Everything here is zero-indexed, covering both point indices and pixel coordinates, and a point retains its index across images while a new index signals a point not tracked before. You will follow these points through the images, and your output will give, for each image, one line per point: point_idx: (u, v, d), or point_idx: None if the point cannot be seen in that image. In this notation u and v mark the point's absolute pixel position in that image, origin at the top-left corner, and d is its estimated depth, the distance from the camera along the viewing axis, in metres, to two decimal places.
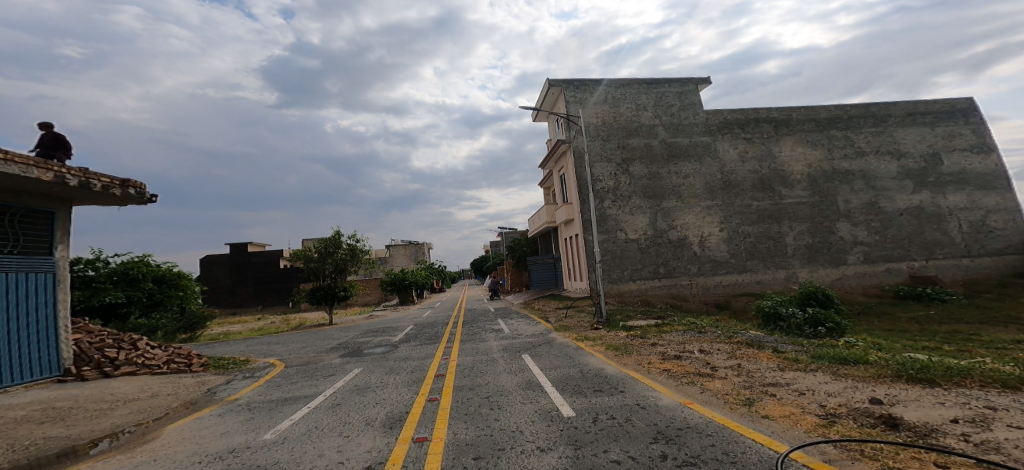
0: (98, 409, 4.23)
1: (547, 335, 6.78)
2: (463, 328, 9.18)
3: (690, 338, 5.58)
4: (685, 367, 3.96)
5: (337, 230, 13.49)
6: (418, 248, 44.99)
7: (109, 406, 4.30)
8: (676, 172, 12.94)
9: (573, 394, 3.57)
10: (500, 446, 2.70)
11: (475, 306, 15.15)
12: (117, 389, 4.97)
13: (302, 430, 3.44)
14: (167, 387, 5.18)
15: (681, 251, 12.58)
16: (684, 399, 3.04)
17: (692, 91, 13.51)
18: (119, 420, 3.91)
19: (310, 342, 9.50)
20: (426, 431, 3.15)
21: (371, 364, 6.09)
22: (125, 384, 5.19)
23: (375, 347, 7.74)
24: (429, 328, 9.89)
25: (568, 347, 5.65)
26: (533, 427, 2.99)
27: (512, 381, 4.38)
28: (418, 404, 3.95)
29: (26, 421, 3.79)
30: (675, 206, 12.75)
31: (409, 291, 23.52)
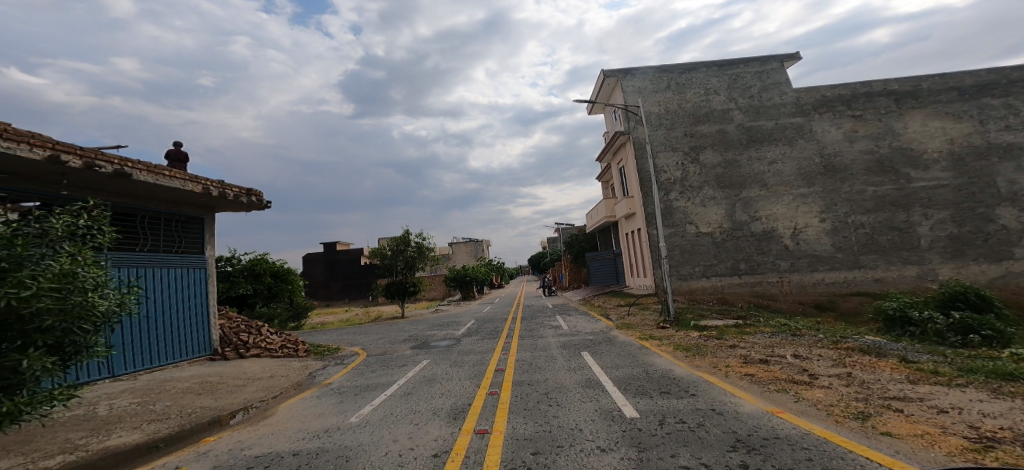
0: (235, 384, 4.80)
1: (610, 333, 6.61)
2: (523, 324, 9.20)
3: (781, 341, 5.14)
4: (774, 373, 3.67)
5: (406, 233, 15.29)
6: (480, 244, 46.02)
7: (243, 383, 4.86)
8: (759, 158, 12.04)
9: (636, 394, 3.44)
10: (559, 442, 2.67)
11: (535, 303, 15.24)
12: (246, 369, 5.63)
13: (381, 415, 3.65)
14: (281, 369, 5.75)
15: (767, 246, 11.72)
16: (772, 407, 2.81)
17: (776, 69, 12.54)
18: (247, 395, 4.40)
19: (386, 334, 10.07)
20: (487, 424, 3.20)
21: (438, 356, 6.31)
22: (253, 365, 5.88)
23: (441, 340, 8.07)
24: (491, 323, 10.07)
25: (631, 346, 5.48)
26: (594, 426, 2.92)
27: (571, 379, 4.32)
28: (480, 396, 4.03)
29: (189, 392, 4.43)
30: (757, 196, 11.88)
31: (470, 286, 24.13)
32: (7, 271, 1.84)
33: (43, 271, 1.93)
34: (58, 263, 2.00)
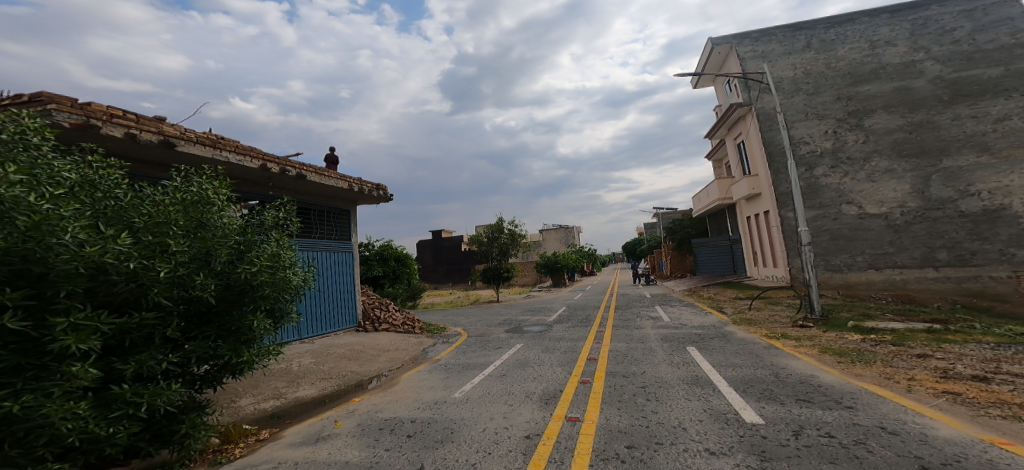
0: (370, 354, 5.66)
1: (724, 329, 6.03)
2: (617, 313, 8.90)
3: (995, 355, 4.19)
4: (986, 394, 3.00)
5: (501, 220, 15.71)
6: (569, 231, 45.59)
7: (374, 354, 5.69)
8: (971, 115, 9.79)
9: (760, 399, 3.07)
10: (658, 440, 2.48)
11: (631, 291, 14.63)
12: (377, 342, 6.51)
13: (480, 393, 3.81)
14: (401, 343, 6.49)
15: (999, 227, 9.13)
16: (990, 436, 2.28)
17: (1006, 3, 10.38)
18: (379, 365, 5.19)
19: (484, 316, 10.53)
20: (578, 412, 3.13)
21: (531, 341, 6.44)
22: (383, 337, 6.83)
23: (533, 325, 8.16)
24: (582, 311, 9.98)
25: (755, 345, 4.92)
26: (702, 426, 2.67)
27: (675, 375, 4.02)
28: (571, 384, 3.97)
29: (344, 357, 5.48)
30: (965, 165, 9.54)
31: (561, 273, 24.12)
32: (244, 253, 2.97)
33: (264, 253, 3.05)
34: (271, 247, 3.12)
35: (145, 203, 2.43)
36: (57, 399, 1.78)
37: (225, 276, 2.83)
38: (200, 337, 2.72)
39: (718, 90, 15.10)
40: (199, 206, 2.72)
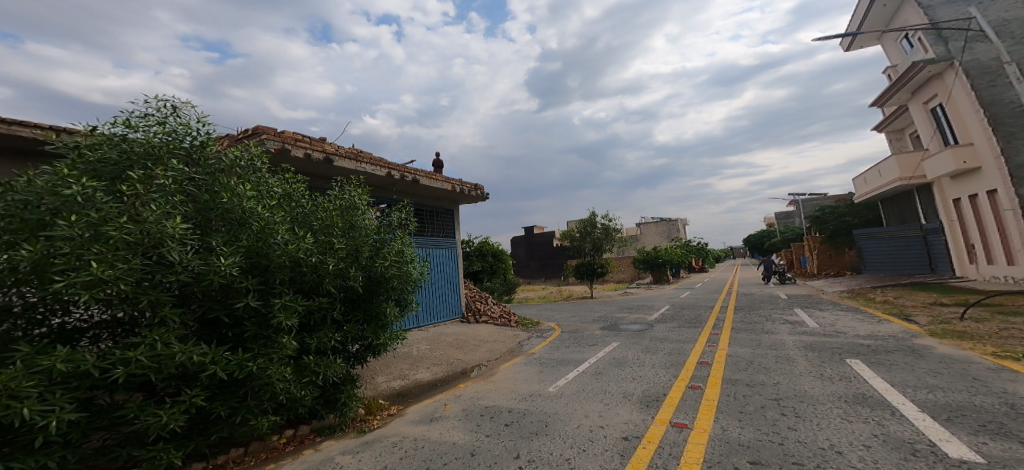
0: (473, 344, 6.45)
1: (884, 341, 5.04)
2: (733, 314, 8.02)
3: None
4: None
5: (592, 213, 15.56)
6: (672, 222, 42.45)
7: (475, 344, 6.46)
8: None
9: (980, 432, 2.44)
10: (794, 459, 2.24)
11: (753, 291, 12.92)
12: (478, 332, 7.29)
13: (576, 389, 3.89)
14: (498, 335, 7.20)
15: None
16: None
17: None
18: (480, 354, 5.88)
19: (577, 312, 10.44)
20: (687, 418, 2.98)
21: (628, 340, 6.07)
22: (483, 329, 7.66)
23: (631, 323, 7.71)
24: (688, 310, 9.20)
25: (944, 363, 3.97)
26: (861, 452, 2.28)
27: (823, 390, 3.43)
28: (678, 388, 3.68)
29: (451, 345, 6.34)
30: None
31: (663, 269, 22.50)
32: (380, 249, 3.62)
33: (392, 249, 3.67)
34: (398, 244, 3.73)
35: (317, 210, 3.38)
36: (275, 364, 2.80)
37: (368, 269, 3.52)
38: (354, 320, 3.49)
39: (890, 48, 12.66)
40: (349, 211, 3.51)
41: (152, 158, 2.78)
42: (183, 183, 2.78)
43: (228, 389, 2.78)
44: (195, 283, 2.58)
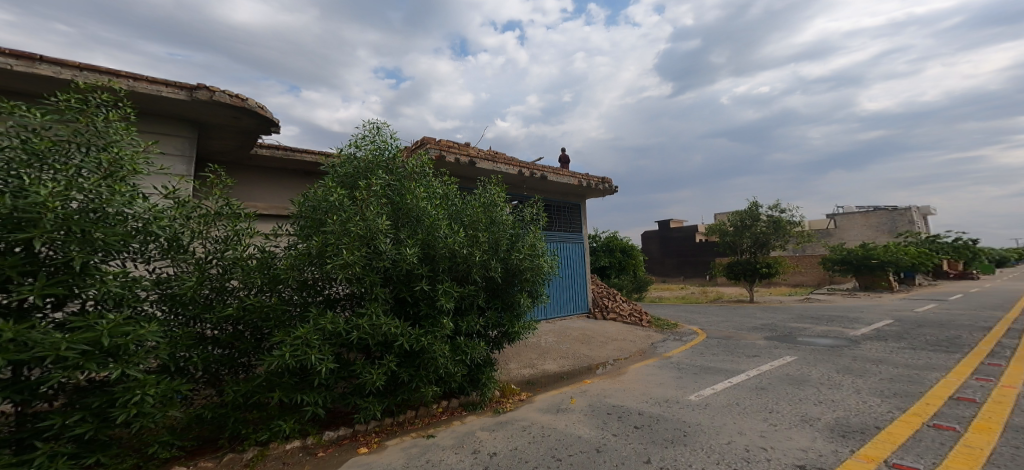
0: (603, 341, 6.77)
1: None
2: (982, 336, 6.10)
3: None
4: None
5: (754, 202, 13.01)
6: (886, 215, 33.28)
7: (606, 340, 6.79)
8: None
9: None
10: None
11: None
12: (609, 330, 7.54)
13: (725, 402, 3.67)
14: (630, 335, 7.33)
15: None
16: None
17: None
18: (609, 351, 6.22)
19: (731, 316, 9.41)
20: (911, 461, 2.47)
21: (812, 357, 5.19)
22: (611, 326, 7.92)
23: (817, 336, 6.49)
24: (917, 328, 7.18)
25: None
26: None
27: None
28: (907, 424, 3.01)
29: (579, 339, 6.81)
30: None
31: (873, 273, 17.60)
32: (515, 244, 3.89)
33: (526, 243, 3.92)
34: (530, 239, 3.96)
35: (466, 208, 3.84)
36: (436, 342, 3.25)
37: (506, 262, 3.82)
38: (494, 308, 3.88)
39: None
40: (490, 207, 3.90)
41: (368, 170, 3.69)
42: (385, 190, 3.55)
43: (410, 361, 3.39)
44: (393, 268, 3.20)
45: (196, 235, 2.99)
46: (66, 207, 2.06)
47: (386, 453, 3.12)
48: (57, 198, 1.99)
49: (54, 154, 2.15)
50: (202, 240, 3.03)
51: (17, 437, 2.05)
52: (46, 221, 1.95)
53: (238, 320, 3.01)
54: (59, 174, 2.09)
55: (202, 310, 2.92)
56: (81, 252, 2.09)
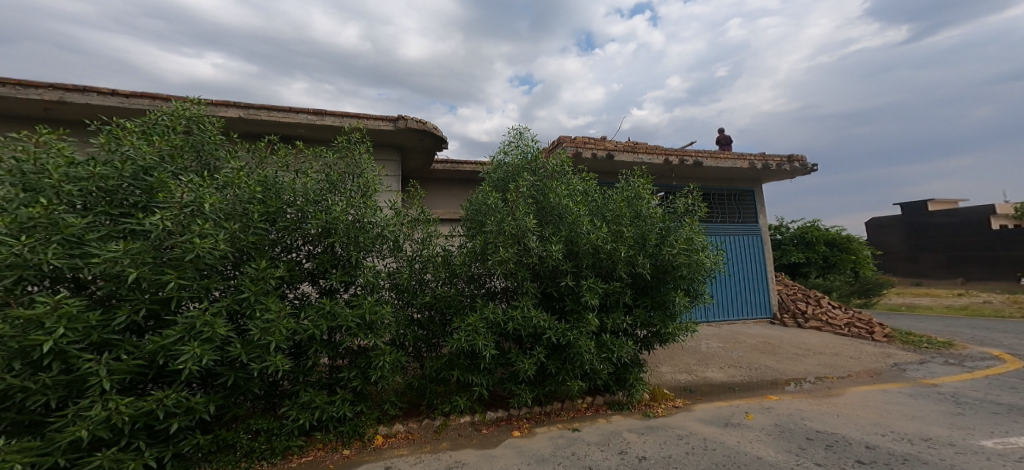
0: (794, 354, 7.78)
1: None
2: None
3: None
4: None
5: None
6: None
7: (800, 355, 7.73)
8: None
9: None
10: None
11: None
12: (809, 341, 8.63)
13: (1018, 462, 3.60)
14: (845, 350, 8.14)
15: None
16: None
17: None
18: (807, 367, 7.13)
19: None
20: None
21: None
22: (814, 337, 8.92)
23: None
24: None
25: None
26: None
27: None
28: None
29: (758, 350, 8.01)
30: None
31: None
32: (667, 238, 4.90)
33: (681, 238, 4.86)
34: (685, 233, 4.91)
35: (605, 208, 5.09)
36: (578, 333, 4.48)
37: (656, 257, 4.87)
38: (640, 305, 4.98)
39: None
40: (634, 200, 5.07)
41: (514, 173, 5.47)
42: (530, 190, 5.05)
43: (556, 356, 4.68)
44: (540, 263, 4.52)
45: (406, 238, 4.57)
46: (347, 218, 3.93)
47: (535, 439, 4.36)
48: (344, 213, 3.89)
49: (341, 182, 4.16)
50: (409, 241, 4.61)
51: (329, 380, 3.92)
52: (339, 229, 3.85)
53: (430, 307, 4.58)
54: (345, 198, 4.01)
55: (411, 296, 4.54)
56: (355, 247, 3.98)
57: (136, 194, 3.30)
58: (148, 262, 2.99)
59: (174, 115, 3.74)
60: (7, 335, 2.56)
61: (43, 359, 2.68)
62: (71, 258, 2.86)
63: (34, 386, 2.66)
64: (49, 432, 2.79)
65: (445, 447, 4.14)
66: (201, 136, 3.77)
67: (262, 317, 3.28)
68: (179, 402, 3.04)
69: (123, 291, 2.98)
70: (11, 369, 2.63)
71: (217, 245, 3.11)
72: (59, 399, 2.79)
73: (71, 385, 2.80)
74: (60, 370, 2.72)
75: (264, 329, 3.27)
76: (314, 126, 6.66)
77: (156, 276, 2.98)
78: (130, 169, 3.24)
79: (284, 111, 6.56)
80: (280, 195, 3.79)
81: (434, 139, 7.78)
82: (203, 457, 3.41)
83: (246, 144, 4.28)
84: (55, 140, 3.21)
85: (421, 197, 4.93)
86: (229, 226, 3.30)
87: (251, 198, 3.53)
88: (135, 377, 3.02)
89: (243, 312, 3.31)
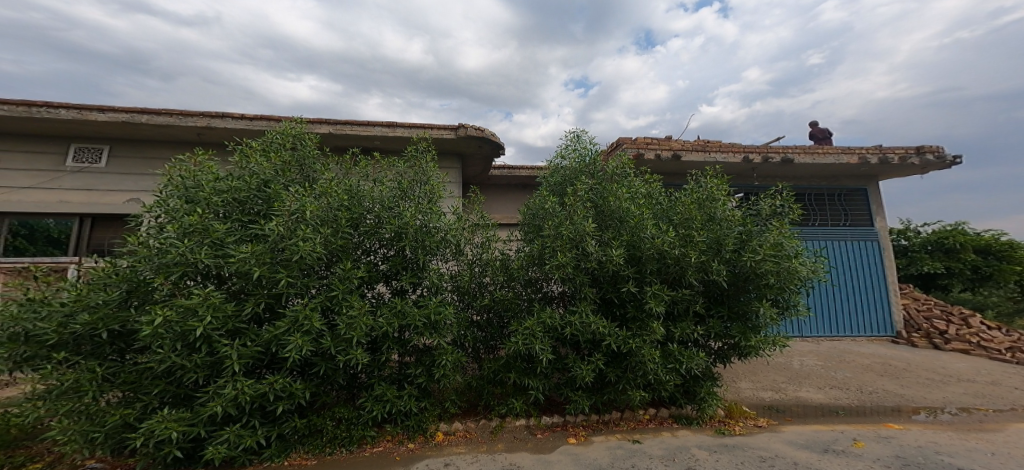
0: (928, 379, 6.77)
1: None
2: None
3: None
4: None
5: None
6: None
7: (936, 381, 6.69)
8: None
9: None
10: None
11: None
12: (951, 366, 7.41)
13: None
14: (1001, 378, 6.88)
15: None
16: None
17: None
18: (946, 396, 6.13)
19: None
20: None
21: None
22: (957, 362, 7.63)
23: None
24: None
25: None
26: None
27: None
28: None
29: (875, 372, 7.08)
30: None
31: None
32: (747, 243, 4.64)
33: (766, 244, 4.58)
34: (772, 238, 4.64)
35: (671, 210, 4.96)
36: (637, 341, 4.40)
37: (733, 263, 4.63)
38: (714, 315, 4.76)
39: None
40: (707, 202, 4.86)
41: (572, 177, 5.55)
42: (589, 193, 5.09)
43: (616, 362, 4.65)
44: (597, 268, 4.55)
45: (467, 242, 4.86)
46: (416, 223, 4.31)
47: (591, 448, 4.38)
48: (414, 219, 4.27)
49: (410, 189, 4.59)
50: (469, 246, 4.90)
51: (398, 376, 4.31)
52: (409, 234, 4.23)
53: (489, 309, 4.83)
54: (414, 205, 4.40)
55: (472, 298, 4.83)
56: (423, 251, 4.35)
57: (258, 204, 4.03)
58: (267, 262, 3.62)
59: (284, 134, 4.53)
60: (172, 320, 3.29)
61: (196, 342, 3.38)
62: (216, 258, 3.58)
63: (189, 365, 3.36)
64: (196, 405, 3.49)
65: (501, 448, 4.35)
66: (304, 150, 4.49)
67: (347, 313, 3.75)
68: (284, 388, 3.62)
69: (250, 287, 3.63)
70: (176, 349, 3.35)
71: (315, 248, 3.69)
72: (204, 377, 3.49)
73: (213, 366, 3.50)
74: (206, 351, 3.42)
75: (349, 325, 3.72)
76: (388, 137, 7.38)
77: (272, 274, 3.60)
78: (255, 183, 4.04)
79: (363, 125, 7.34)
80: (362, 203, 4.27)
81: (493, 145, 8.12)
82: (298, 440, 3.99)
83: (337, 158, 4.89)
84: (206, 161, 4.14)
85: (480, 203, 5.20)
86: (323, 231, 3.85)
87: (339, 204, 4.08)
88: (255, 362, 3.64)
89: (333, 308, 3.83)
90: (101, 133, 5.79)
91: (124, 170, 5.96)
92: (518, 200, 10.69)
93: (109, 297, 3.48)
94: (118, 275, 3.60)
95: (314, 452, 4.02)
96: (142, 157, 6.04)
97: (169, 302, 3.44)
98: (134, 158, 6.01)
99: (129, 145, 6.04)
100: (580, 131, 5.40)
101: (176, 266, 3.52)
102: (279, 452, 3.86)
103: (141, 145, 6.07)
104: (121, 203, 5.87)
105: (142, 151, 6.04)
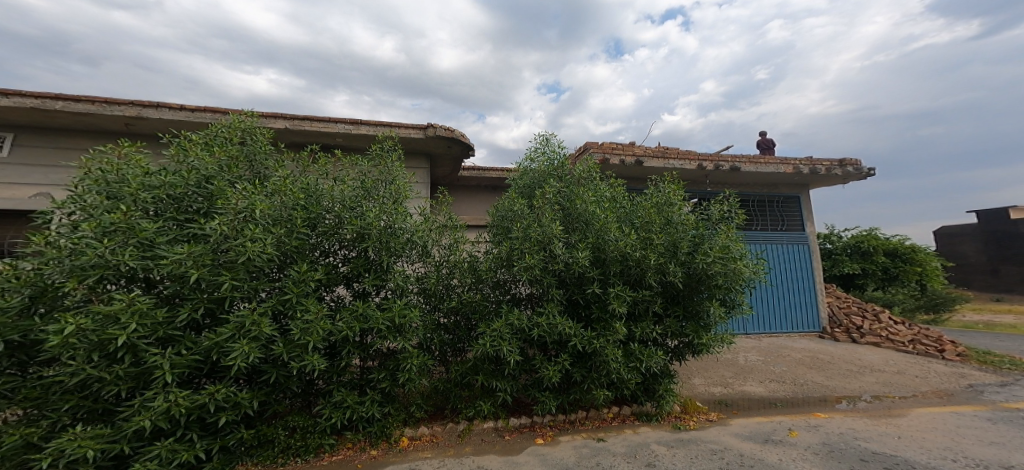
0: (850, 370, 7.51)
1: None
2: None
3: None
4: None
5: None
6: None
7: (856, 372, 7.45)
8: None
9: None
10: None
11: None
12: (867, 358, 8.25)
13: None
14: (907, 367, 7.76)
15: None
16: None
17: None
18: (863, 385, 6.86)
19: None
20: None
21: None
22: (871, 354, 8.51)
23: None
24: None
25: None
26: None
27: None
28: None
29: (806, 365, 7.75)
30: None
31: None
32: (701, 246, 4.91)
33: (717, 247, 4.87)
34: (722, 241, 4.93)
35: (634, 214, 5.17)
36: (600, 340, 4.54)
37: (689, 266, 4.87)
38: (672, 314, 5.01)
39: None
40: (666, 207, 5.10)
41: (540, 180, 5.64)
42: (557, 197, 5.20)
43: (581, 362, 4.76)
44: (565, 270, 4.63)
45: (434, 243, 4.78)
46: (380, 224, 4.18)
47: (559, 448, 4.47)
48: (377, 220, 4.14)
49: (374, 188, 4.44)
50: (437, 247, 4.82)
51: (359, 381, 4.18)
52: (372, 234, 4.09)
53: (456, 312, 4.78)
54: (378, 204, 4.28)
55: (438, 300, 4.75)
56: (387, 252, 4.23)
57: (198, 201, 3.74)
58: (208, 264, 3.36)
59: (232, 127, 4.26)
60: (87, 328, 2.96)
61: (117, 352, 3.07)
62: (144, 259, 3.28)
63: (109, 377, 3.04)
64: (118, 421, 3.16)
65: (468, 451, 4.34)
66: (253, 146, 4.26)
67: (302, 318, 3.59)
68: (228, 398, 3.38)
69: (186, 291, 3.36)
70: (92, 360, 3.03)
71: (265, 248, 3.47)
72: (128, 390, 3.17)
73: (139, 377, 3.18)
74: (131, 362, 3.12)
75: (303, 329, 3.56)
76: (351, 135, 7.13)
77: (213, 277, 3.34)
78: (194, 178, 3.73)
79: (323, 122, 7.04)
80: (320, 202, 4.11)
81: (462, 147, 8.09)
82: (245, 451, 3.76)
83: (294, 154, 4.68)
84: (133, 154, 3.79)
85: (448, 204, 5.15)
86: (275, 231, 3.64)
87: (294, 204, 3.90)
88: (192, 372, 3.39)
89: (286, 312, 3.65)
90: (7, 119, 5.19)
91: (34, 161, 5.37)
92: (486, 201, 10.68)
93: (8, 304, 3.10)
94: (20, 278, 3.20)
95: (263, 463, 3.80)
96: (55, 147, 5.47)
97: (84, 309, 3.10)
98: (45, 147, 5.43)
99: (37, 133, 5.44)
100: (549, 134, 5.47)
101: (93, 269, 3.19)
102: (222, 465, 3.59)
103: (55, 134, 5.50)
104: (29, 199, 5.26)
105: (58, 141, 5.48)
